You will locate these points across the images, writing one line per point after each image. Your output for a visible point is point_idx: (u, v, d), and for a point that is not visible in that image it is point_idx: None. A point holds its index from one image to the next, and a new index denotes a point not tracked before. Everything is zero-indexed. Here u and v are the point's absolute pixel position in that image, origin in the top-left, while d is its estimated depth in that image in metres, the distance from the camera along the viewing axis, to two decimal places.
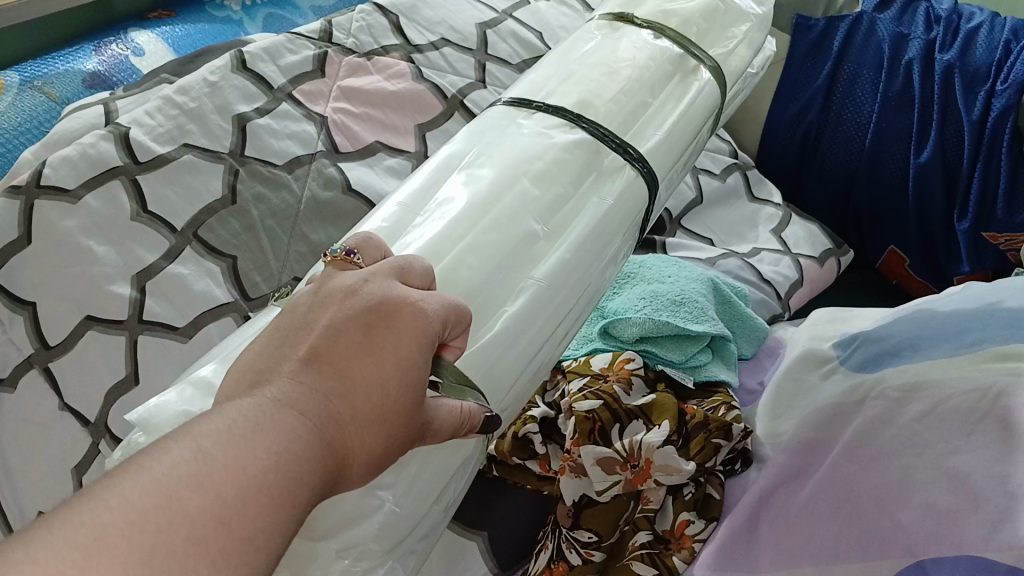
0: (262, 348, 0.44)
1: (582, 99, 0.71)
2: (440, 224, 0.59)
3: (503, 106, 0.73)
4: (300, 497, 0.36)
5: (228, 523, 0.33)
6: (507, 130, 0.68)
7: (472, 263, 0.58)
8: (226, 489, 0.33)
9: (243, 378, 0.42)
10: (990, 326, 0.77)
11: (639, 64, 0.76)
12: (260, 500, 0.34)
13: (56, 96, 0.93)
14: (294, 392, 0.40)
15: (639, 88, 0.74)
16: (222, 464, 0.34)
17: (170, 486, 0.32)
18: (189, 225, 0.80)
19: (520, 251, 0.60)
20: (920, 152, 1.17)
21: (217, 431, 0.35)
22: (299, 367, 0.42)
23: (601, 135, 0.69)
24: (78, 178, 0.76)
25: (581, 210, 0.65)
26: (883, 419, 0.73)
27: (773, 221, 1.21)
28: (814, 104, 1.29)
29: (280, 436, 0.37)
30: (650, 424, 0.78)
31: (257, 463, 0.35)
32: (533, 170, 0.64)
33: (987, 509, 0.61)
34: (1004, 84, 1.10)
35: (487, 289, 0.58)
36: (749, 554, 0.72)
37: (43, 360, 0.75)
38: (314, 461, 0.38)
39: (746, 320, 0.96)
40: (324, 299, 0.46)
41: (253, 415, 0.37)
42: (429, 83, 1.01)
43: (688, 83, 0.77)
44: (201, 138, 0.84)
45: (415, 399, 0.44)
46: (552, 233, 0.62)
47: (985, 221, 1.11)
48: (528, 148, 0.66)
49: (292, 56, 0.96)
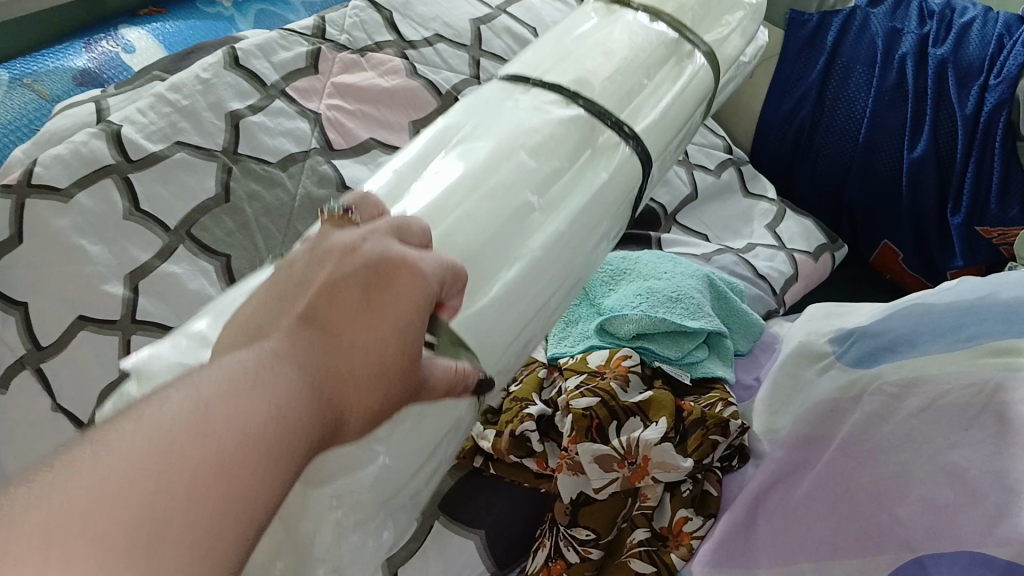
0: (259, 305, 0.44)
1: (578, 78, 0.71)
2: (435, 193, 0.59)
3: (500, 81, 0.72)
4: (296, 453, 0.35)
5: (231, 473, 0.31)
6: (505, 104, 0.68)
7: (467, 232, 0.58)
8: (226, 440, 0.32)
9: (241, 334, 0.42)
10: (985, 320, 0.77)
11: (633, 45, 0.75)
12: (260, 452, 0.33)
13: (46, 94, 0.93)
14: (291, 347, 0.39)
15: (635, 69, 0.73)
16: (222, 414, 0.33)
17: (169, 435, 0.31)
18: (182, 224, 0.79)
19: (517, 218, 0.60)
20: (913, 146, 1.17)
21: (216, 382, 0.34)
22: (297, 323, 0.41)
23: (597, 112, 0.68)
24: (71, 177, 0.76)
25: (576, 183, 0.64)
26: (879, 414, 0.73)
27: (768, 216, 1.21)
28: (809, 98, 1.29)
29: (278, 391, 0.36)
30: (647, 421, 0.78)
31: (257, 416, 0.34)
32: (529, 143, 0.64)
33: (986, 503, 0.61)
34: (996, 79, 1.12)
35: (482, 256, 0.57)
36: (746, 551, 0.72)
37: (35, 361, 0.74)
38: (311, 417, 0.37)
39: (742, 316, 0.96)
40: (322, 257, 0.45)
41: (251, 369, 0.36)
42: (423, 79, 1.01)
43: (682, 67, 0.77)
44: (194, 136, 0.84)
45: (414, 357, 0.43)
46: (549, 205, 0.62)
47: (978, 216, 1.12)
48: (524, 122, 0.66)
49: (285, 53, 0.96)
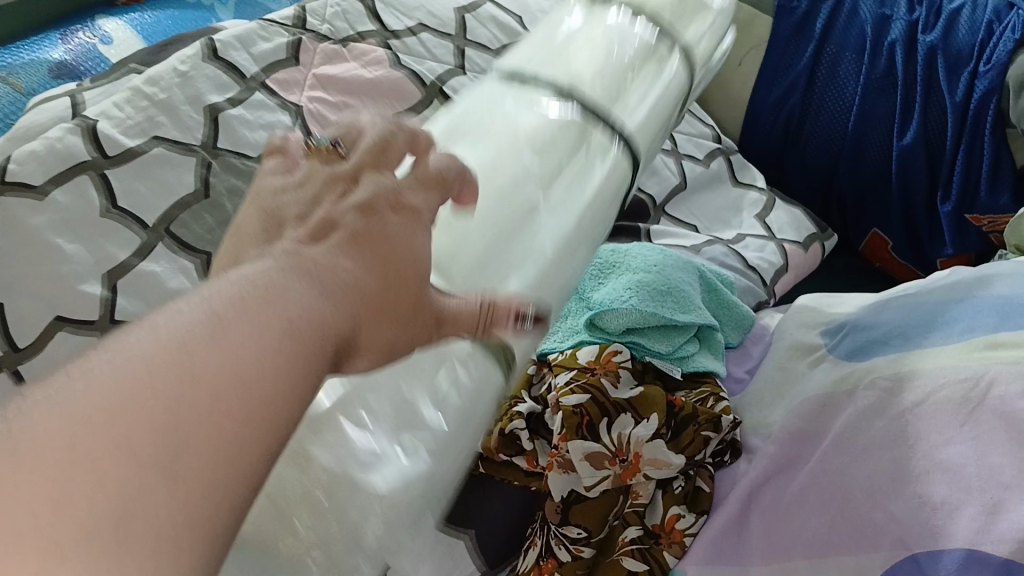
0: (255, 227, 0.42)
1: (570, 75, 0.69)
2: (429, 199, 0.57)
3: (492, 86, 0.69)
4: (313, 367, 0.34)
5: (250, 385, 0.31)
6: (498, 109, 0.66)
7: (465, 239, 0.55)
8: (243, 353, 0.31)
9: (243, 253, 0.41)
10: (979, 313, 0.76)
11: (618, 39, 0.73)
12: (279, 363, 0.32)
13: (22, 87, 0.90)
14: (303, 258, 0.38)
15: (623, 65, 0.71)
16: (234, 327, 0.32)
17: (181, 342, 0.30)
18: (161, 221, 0.78)
19: (517, 220, 0.58)
20: (903, 134, 1.16)
21: (229, 296, 0.34)
22: (304, 240, 0.40)
23: (588, 112, 0.66)
24: (45, 174, 0.74)
25: (574, 185, 0.62)
26: (873, 409, 0.72)
27: (758, 206, 1.20)
28: (798, 86, 1.27)
29: (294, 303, 0.35)
30: (638, 418, 0.76)
31: (273, 329, 0.33)
32: (523, 146, 0.62)
33: (982, 501, 0.61)
34: (986, 65, 1.10)
35: (483, 264, 0.55)
36: (739, 549, 0.72)
37: (13, 363, 0.70)
38: (328, 332, 0.36)
39: (732, 308, 0.95)
40: (324, 180, 0.44)
41: (262, 283, 0.35)
42: (406, 69, 0.99)
43: (665, 62, 0.75)
44: (173, 130, 0.82)
45: (419, 277, 0.41)
46: (550, 205, 0.60)
47: (969, 204, 1.11)
48: (517, 126, 0.63)
49: (264, 43, 0.94)
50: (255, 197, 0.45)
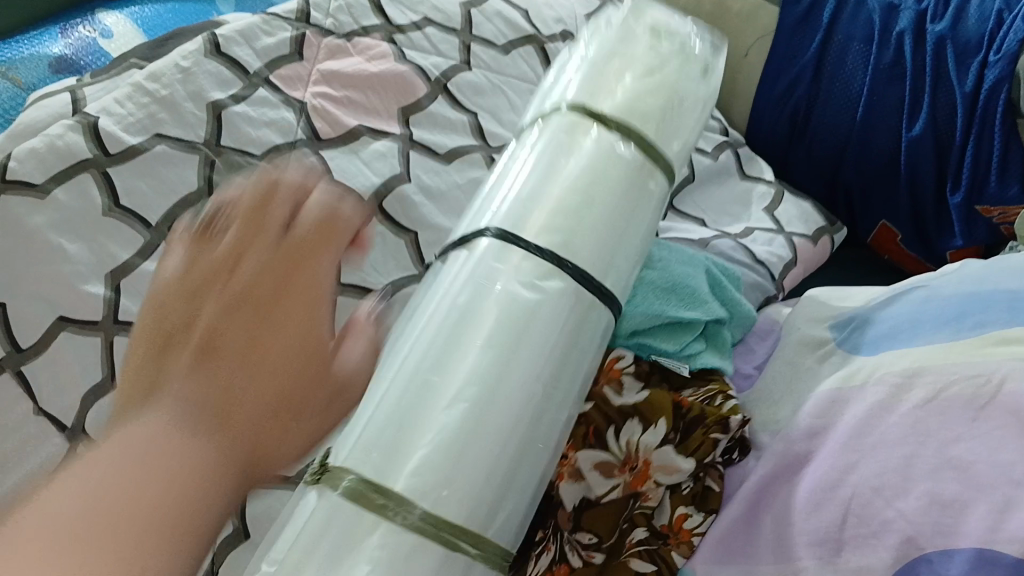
0: (146, 352, 0.50)
1: (570, 238, 0.62)
2: (427, 439, 0.52)
3: (489, 240, 0.62)
4: (204, 504, 0.43)
5: (140, 538, 0.39)
6: (496, 279, 0.59)
7: (464, 479, 0.51)
8: (118, 520, 0.39)
9: (137, 382, 0.48)
10: (991, 307, 0.76)
11: (607, 169, 0.66)
12: (153, 516, 0.40)
13: (21, 82, 0.89)
14: (182, 408, 0.46)
15: (616, 210, 0.65)
16: (111, 499, 0.40)
17: (65, 525, 0.39)
18: (164, 220, 0.77)
19: (520, 428, 0.55)
20: (911, 125, 1.15)
21: (105, 466, 0.42)
22: (194, 362, 0.49)
23: (585, 282, 0.60)
24: (46, 171, 0.73)
25: (570, 373, 0.59)
26: (884, 406, 0.71)
27: (766, 199, 1.19)
28: (804, 78, 1.26)
29: (171, 460, 0.43)
30: (645, 423, 0.76)
31: (151, 488, 0.41)
32: (524, 333, 0.57)
33: (993, 498, 0.60)
34: (996, 54, 1.08)
35: (482, 497, 0.52)
36: (747, 547, 0.71)
37: (15, 364, 0.70)
38: (224, 462, 0.45)
39: (736, 307, 0.93)
40: (206, 282, 0.53)
41: (145, 443, 0.43)
42: (411, 64, 0.98)
43: (652, 189, 0.69)
44: (174, 129, 0.81)
45: (326, 356, 0.52)
46: (553, 391, 0.57)
47: (977, 194, 1.11)
48: (515, 309, 0.57)
49: (268, 38, 0.92)
50: (154, 290, 0.54)
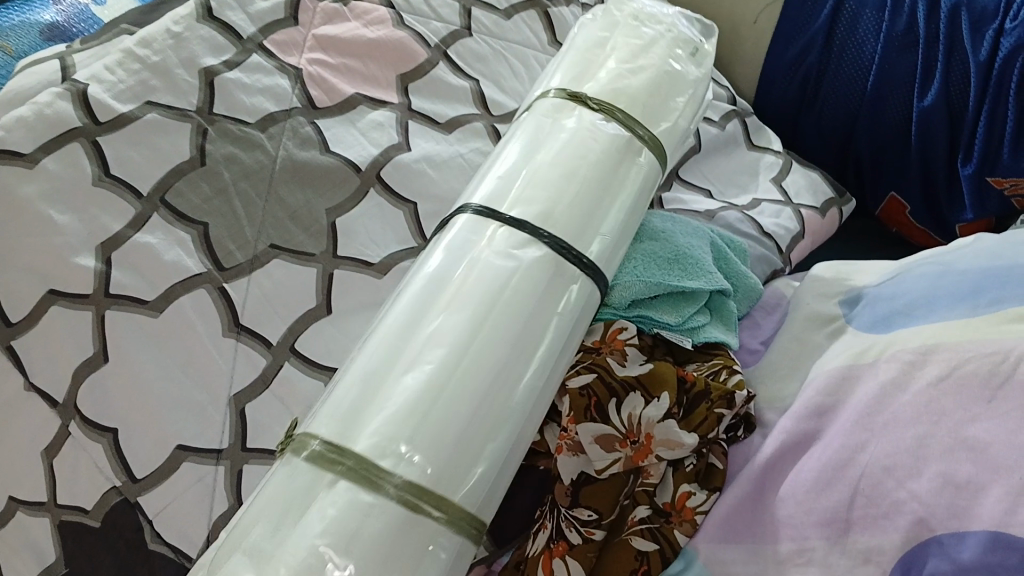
0: None
1: (543, 211, 0.68)
2: (393, 407, 0.56)
3: (469, 216, 0.68)
4: None
5: None
6: (472, 255, 0.65)
7: (432, 437, 0.55)
8: None
9: None
10: (1007, 283, 0.74)
11: (582, 148, 0.73)
12: None
13: (11, 50, 0.87)
14: None
15: (592, 184, 0.71)
16: None
17: None
18: (155, 189, 0.75)
19: (491, 394, 0.59)
20: (924, 94, 1.12)
21: None
22: None
23: (562, 250, 0.66)
24: (35, 141, 0.71)
25: (543, 339, 0.63)
26: (897, 383, 0.70)
27: (774, 169, 1.17)
28: (815, 45, 1.22)
29: None
30: (648, 397, 0.74)
31: None
32: (494, 305, 0.62)
33: (1010, 480, 0.58)
34: (1014, 21, 1.04)
35: (454, 456, 0.56)
36: (753, 526, 0.70)
37: (6, 339, 0.70)
38: None
39: (742, 277, 0.90)
40: None
41: None
42: (410, 30, 0.96)
43: (636, 166, 0.75)
44: (165, 96, 0.79)
45: None
46: (523, 352, 0.61)
47: (990, 166, 1.09)
48: (487, 281, 0.63)
49: (262, 2, 0.90)
50: None
